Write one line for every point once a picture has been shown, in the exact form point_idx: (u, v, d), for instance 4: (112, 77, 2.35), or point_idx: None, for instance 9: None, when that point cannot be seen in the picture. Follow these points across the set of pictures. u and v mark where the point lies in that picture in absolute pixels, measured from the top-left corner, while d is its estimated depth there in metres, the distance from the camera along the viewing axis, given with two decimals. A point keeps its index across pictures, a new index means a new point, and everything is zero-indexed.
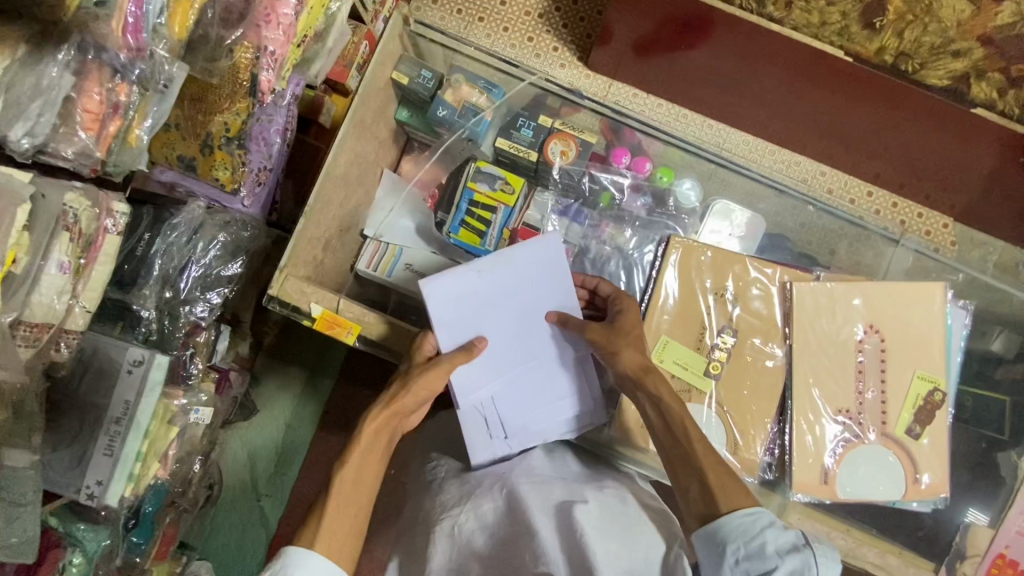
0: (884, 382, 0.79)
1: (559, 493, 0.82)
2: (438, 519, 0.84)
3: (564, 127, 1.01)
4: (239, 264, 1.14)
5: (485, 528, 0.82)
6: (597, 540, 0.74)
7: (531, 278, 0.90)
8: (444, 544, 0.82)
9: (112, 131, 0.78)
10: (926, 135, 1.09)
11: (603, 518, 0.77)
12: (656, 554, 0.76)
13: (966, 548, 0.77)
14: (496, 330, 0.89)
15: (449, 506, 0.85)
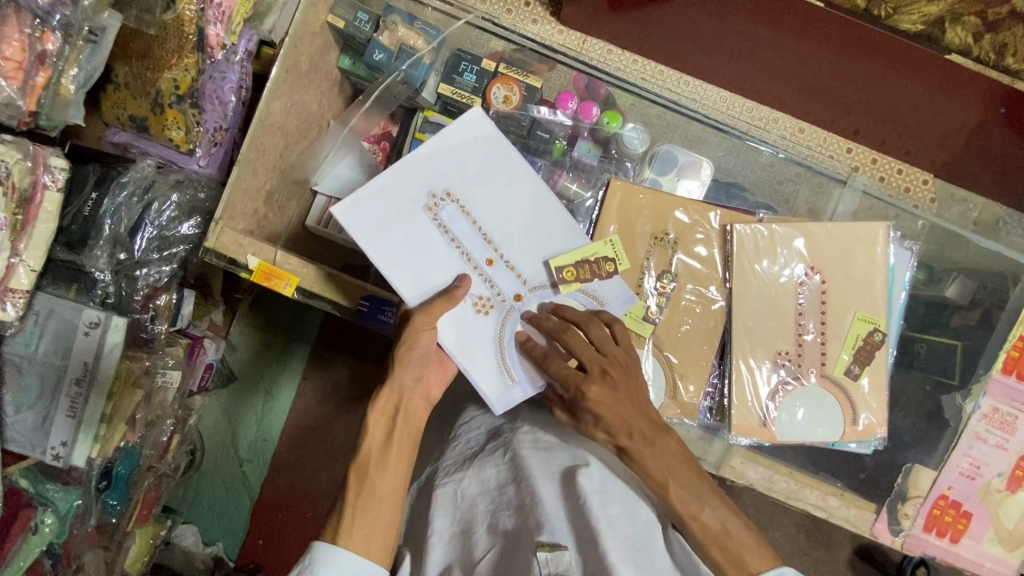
0: (824, 323, 0.79)
1: (563, 457, 0.77)
2: (440, 484, 0.80)
3: (510, 71, 0.91)
4: (194, 224, 1.11)
5: (488, 492, 0.76)
6: (599, 505, 0.69)
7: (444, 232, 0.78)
8: (445, 507, 0.76)
9: (40, 82, 0.78)
10: (901, 87, 1.05)
11: (603, 483, 0.73)
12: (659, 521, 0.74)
13: (907, 490, 0.80)
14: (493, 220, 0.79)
15: (450, 471, 0.81)
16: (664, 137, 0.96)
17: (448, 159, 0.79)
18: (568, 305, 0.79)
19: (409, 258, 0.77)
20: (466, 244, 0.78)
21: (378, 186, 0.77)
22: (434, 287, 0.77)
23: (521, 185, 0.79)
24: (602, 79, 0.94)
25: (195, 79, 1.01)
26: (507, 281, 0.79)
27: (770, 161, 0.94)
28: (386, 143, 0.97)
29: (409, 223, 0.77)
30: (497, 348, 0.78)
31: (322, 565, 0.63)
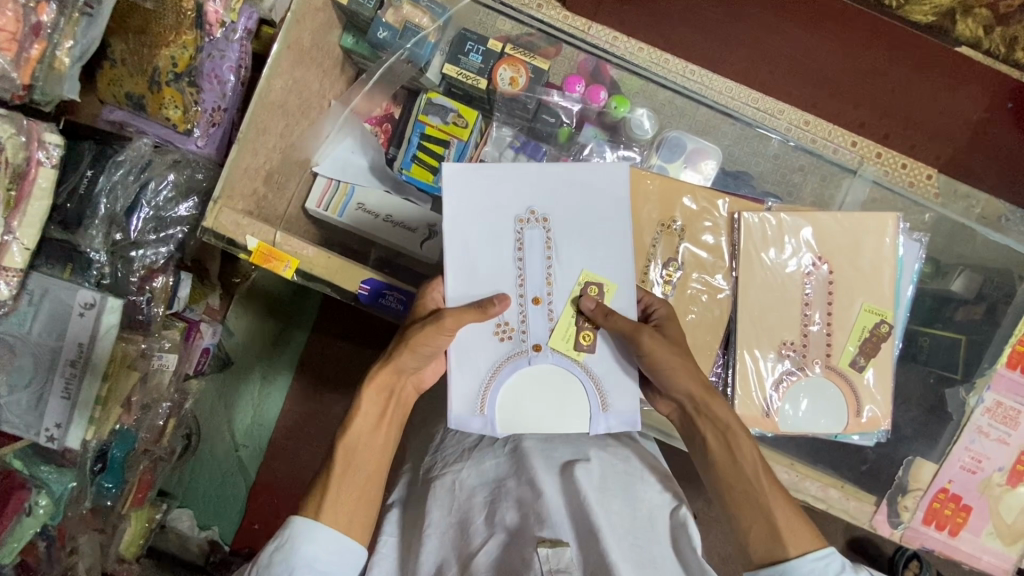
0: (830, 315, 0.78)
1: (563, 450, 0.79)
2: (439, 475, 0.80)
3: (516, 52, 0.89)
4: (192, 204, 1.09)
5: (486, 485, 0.76)
6: (598, 501, 0.70)
7: (511, 253, 0.75)
8: (443, 497, 0.76)
9: (34, 54, 0.76)
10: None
11: (603, 477, 0.74)
12: (663, 517, 0.73)
13: (908, 482, 0.80)
14: (566, 261, 0.76)
15: (449, 462, 0.81)
16: (671, 124, 0.94)
17: (556, 185, 0.76)
18: (569, 387, 0.76)
19: (471, 258, 0.75)
20: (531, 274, 0.76)
21: (474, 183, 0.75)
22: (472, 289, 0.75)
23: (612, 255, 0.75)
24: (609, 62, 0.93)
25: (193, 58, 1.00)
26: (539, 327, 0.76)
27: (777, 151, 0.93)
28: (388, 125, 0.97)
29: (493, 224, 0.76)
30: (492, 378, 0.75)
31: (304, 540, 0.64)
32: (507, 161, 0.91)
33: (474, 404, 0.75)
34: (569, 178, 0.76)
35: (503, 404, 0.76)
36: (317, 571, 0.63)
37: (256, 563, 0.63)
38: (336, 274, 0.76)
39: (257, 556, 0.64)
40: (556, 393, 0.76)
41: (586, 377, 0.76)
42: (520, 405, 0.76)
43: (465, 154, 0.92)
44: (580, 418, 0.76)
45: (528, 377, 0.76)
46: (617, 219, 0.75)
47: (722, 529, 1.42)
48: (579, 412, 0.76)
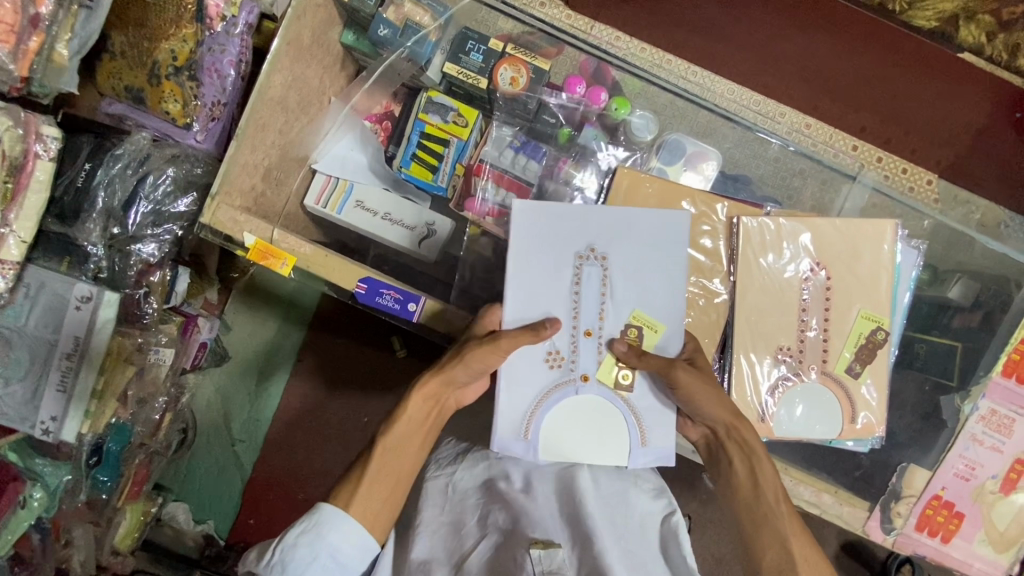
0: (827, 320, 0.78)
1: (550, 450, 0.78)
2: (430, 477, 0.80)
3: (517, 52, 0.89)
4: (190, 200, 1.07)
5: (478, 486, 0.76)
6: (591, 505, 0.71)
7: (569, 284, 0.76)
8: (435, 498, 0.77)
9: (33, 46, 0.76)
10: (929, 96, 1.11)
11: (596, 485, 0.75)
12: (653, 523, 0.74)
13: (901, 489, 0.80)
14: (620, 299, 0.77)
15: (441, 465, 0.81)
16: (670, 125, 0.93)
17: (620, 226, 0.76)
18: (611, 421, 0.77)
19: (529, 284, 0.76)
20: (586, 306, 0.77)
21: (540, 213, 0.76)
22: (527, 314, 0.76)
23: (666, 299, 0.76)
24: (611, 64, 0.93)
25: (193, 52, 1.00)
26: (589, 359, 0.77)
27: (776, 155, 0.92)
28: (388, 123, 0.96)
29: (555, 257, 0.77)
30: (538, 405, 0.77)
31: (329, 527, 0.64)
32: (506, 161, 0.89)
33: (518, 430, 0.77)
34: (630, 222, 0.76)
35: (547, 430, 0.77)
36: (339, 559, 0.64)
37: (278, 545, 0.63)
38: (333, 272, 0.75)
39: (278, 536, 0.64)
40: (599, 425, 0.77)
41: (629, 412, 0.77)
42: (564, 433, 0.77)
43: (464, 154, 0.92)
44: (619, 452, 0.78)
45: (572, 406, 0.78)
46: (675, 264, 0.76)
47: (717, 530, 1.43)
48: (619, 447, 0.78)
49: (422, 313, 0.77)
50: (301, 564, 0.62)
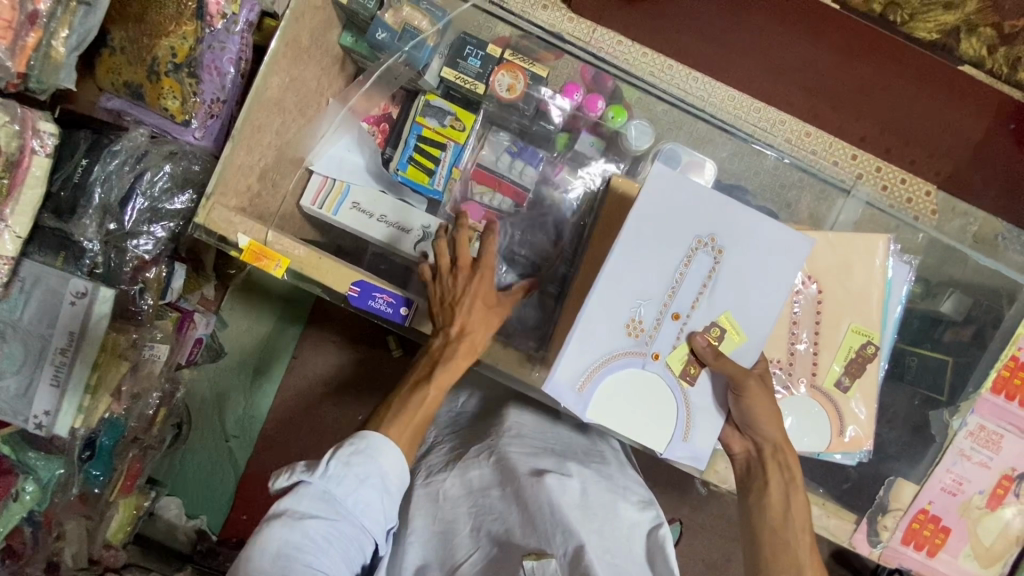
0: (817, 334, 0.78)
1: (546, 462, 0.80)
2: (421, 484, 0.83)
3: (515, 58, 0.89)
4: (187, 198, 1.07)
5: (469, 494, 0.78)
6: (580, 521, 0.70)
7: (669, 266, 0.72)
8: (426, 505, 0.79)
9: (30, 43, 0.76)
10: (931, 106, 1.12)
11: (584, 493, 0.76)
12: (640, 534, 0.74)
13: (888, 502, 0.80)
14: (717, 296, 0.73)
15: (435, 472, 0.83)
16: (669, 136, 0.96)
17: (742, 222, 0.72)
18: (666, 405, 0.73)
19: (635, 256, 0.72)
20: (683, 294, 0.73)
21: (676, 185, 0.71)
22: (619, 280, 0.72)
23: (760, 303, 0.73)
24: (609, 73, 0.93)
25: (193, 48, 1.01)
26: (666, 340, 0.73)
27: (771, 167, 0.94)
28: (385, 125, 0.97)
29: (670, 232, 0.72)
30: (605, 363, 0.73)
31: (381, 452, 0.66)
32: (502, 166, 0.90)
33: (577, 379, 0.73)
34: (756, 221, 0.72)
35: (603, 391, 0.73)
36: (385, 485, 0.66)
37: (330, 462, 0.64)
38: (326, 274, 0.75)
39: (330, 453, 0.65)
40: (652, 405, 0.74)
41: (684, 405, 0.74)
42: (614, 399, 0.73)
43: (461, 157, 0.92)
44: (661, 434, 0.74)
45: (635, 378, 0.73)
46: (783, 277, 0.71)
47: (707, 535, 1.44)
48: (663, 429, 0.74)
49: (412, 317, 0.76)
50: (353, 483, 0.64)
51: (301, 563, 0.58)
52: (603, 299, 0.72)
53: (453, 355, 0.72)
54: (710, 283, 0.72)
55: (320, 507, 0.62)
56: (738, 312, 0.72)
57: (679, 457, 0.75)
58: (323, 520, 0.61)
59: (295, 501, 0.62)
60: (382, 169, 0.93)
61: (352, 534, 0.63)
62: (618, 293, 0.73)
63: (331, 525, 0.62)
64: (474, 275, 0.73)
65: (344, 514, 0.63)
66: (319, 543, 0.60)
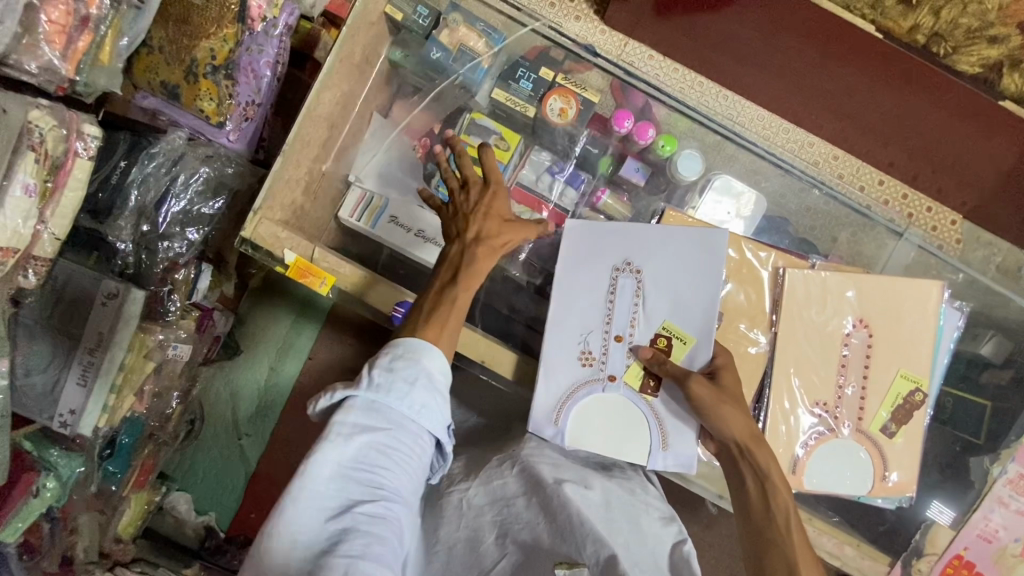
0: (866, 378, 0.78)
1: (566, 472, 0.77)
2: (446, 493, 0.79)
3: (568, 82, 0.90)
4: (221, 202, 1.08)
5: (494, 503, 0.76)
6: (606, 531, 0.69)
7: (607, 294, 0.79)
8: (450, 514, 0.76)
9: (82, 46, 0.75)
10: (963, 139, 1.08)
11: (607, 505, 0.74)
12: (663, 548, 0.71)
13: (924, 547, 0.80)
14: (654, 308, 0.78)
15: (457, 481, 0.80)
16: (721, 167, 0.94)
17: (643, 240, 0.79)
18: (634, 418, 0.77)
19: (568, 294, 0.80)
20: (620, 315, 0.79)
21: (592, 225, 0.81)
22: (566, 316, 0.80)
23: (695, 310, 0.77)
24: (662, 103, 0.94)
25: (232, 51, 0.99)
26: (618, 360, 0.78)
27: (816, 201, 0.95)
28: (428, 139, 0.92)
29: (591, 267, 0.80)
30: (568, 396, 0.78)
31: (423, 353, 0.62)
32: (544, 185, 0.89)
33: (550, 413, 0.78)
34: (664, 239, 0.79)
35: (575, 418, 0.78)
36: (436, 385, 0.63)
37: (373, 373, 0.60)
38: (370, 293, 0.75)
39: (369, 364, 0.61)
40: (623, 418, 0.78)
41: (651, 415, 0.77)
42: (590, 423, 0.78)
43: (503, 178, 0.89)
44: (638, 448, 0.77)
45: (603, 401, 0.78)
46: (703, 278, 0.76)
47: (717, 555, 1.43)
48: (639, 443, 0.78)
49: (456, 341, 0.77)
50: (404, 390, 0.60)
51: (356, 482, 0.57)
52: (551, 342, 0.79)
53: (475, 261, 0.70)
54: (639, 300, 0.78)
55: (371, 418, 0.59)
56: (675, 317, 0.77)
57: (663, 464, 0.77)
58: (377, 433, 0.58)
59: (343, 417, 0.58)
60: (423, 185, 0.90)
61: (407, 444, 0.60)
62: (561, 333, 0.80)
63: (385, 437, 0.59)
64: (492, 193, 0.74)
65: (398, 423, 0.60)
66: (378, 456, 0.58)
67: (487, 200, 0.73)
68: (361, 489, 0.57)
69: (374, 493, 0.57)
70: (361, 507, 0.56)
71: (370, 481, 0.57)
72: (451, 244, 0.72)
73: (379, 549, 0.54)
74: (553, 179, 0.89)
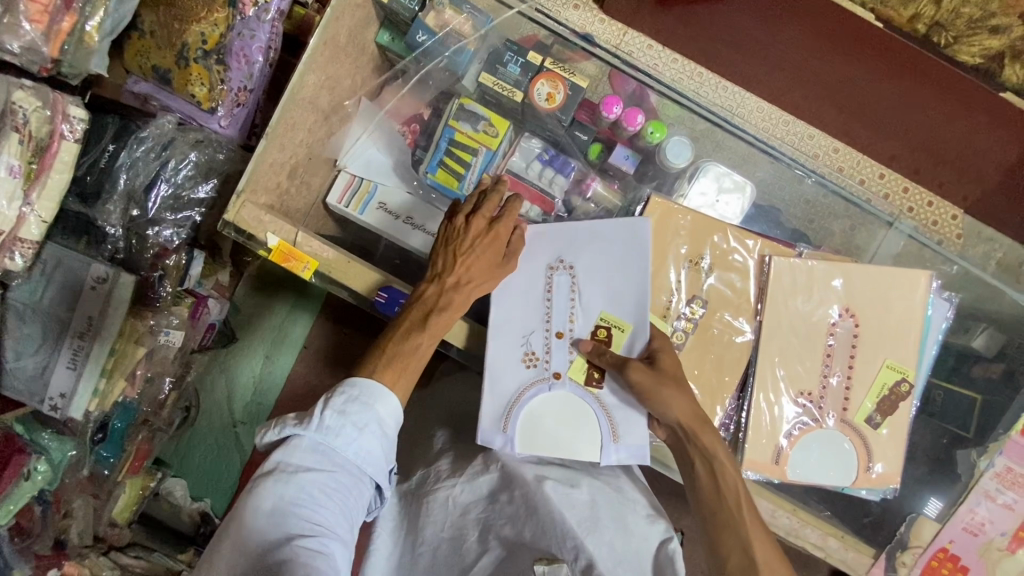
0: (851, 369, 0.77)
1: (552, 471, 0.76)
2: (431, 490, 0.78)
3: (556, 67, 0.89)
4: (212, 186, 1.07)
5: (479, 501, 0.74)
6: (586, 533, 0.68)
7: (546, 291, 0.78)
8: (435, 513, 0.75)
9: (64, 27, 0.77)
10: (965, 133, 1.18)
11: (592, 505, 0.72)
12: (647, 547, 0.70)
13: (908, 539, 0.80)
14: (591, 300, 0.78)
15: (443, 477, 0.78)
16: (709, 155, 0.94)
17: (578, 240, 0.79)
18: (582, 415, 0.77)
19: (506, 297, 0.78)
20: (559, 311, 0.78)
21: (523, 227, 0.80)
22: (509, 318, 0.78)
23: (630, 296, 0.77)
24: (652, 88, 0.94)
25: (223, 36, 0.99)
26: (561, 357, 0.78)
27: (810, 191, 0.94)
28: (416, 126, 0.93)
29: (526, 266, 0.79)
30: (515, 400, 0.77)
31: (376, 399, 0.63)
32: (533, 173, 0.89)
33: (498, 421, 0.78)
34: (592, 234, 0.78)
35: (525, 423, 0.78)
36: (385, 430, 0.63)
37: (322, 412, 0.61)
38: (354, 279, 0.75)
39: (321, 404, 0.62)
40: (571, 418, 0.77)
41: (598, 407, 0.77)
42: (540, 429, 0.77)
43: (492, 163, 0.89)
44: (591, 445, 0.77)
45: (551, 402, 0.78)
46: (636, 270, 0.76)
47: None
48: (591, 439, 0.77)
49: None
50: (352, 431, 0.61)
51: (295, 518, 0.57)
52: (492, 349, 0.78)
53: (446, 306, 0.71)
54: (576, 294, 0.78)
55: (316, 457, 0.60)
56: (612, 305, 0.77)
57: (616, 457, 0.77)
58: (320, 472, 0.60)
59: (289, 453, 0.60)
60: (413, 170, 0.91)
61: (352, 485, 0.61)
62: (501, 338, 0.78)
63: (327, 476, 0.60)
64: (490, 233, 0.73)
65: (341, 463, 0.61)
66: (321, 496, 0.59)
67: (470, 245, 0.73)
68: (299, 524, 0.57)
69: (313, 529, 0.57)
70: (299, 542, 0.56)
71: (309, 517, 0.58)
72: (427, 284, 0.73)
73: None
74: (543, 166, 0.89)
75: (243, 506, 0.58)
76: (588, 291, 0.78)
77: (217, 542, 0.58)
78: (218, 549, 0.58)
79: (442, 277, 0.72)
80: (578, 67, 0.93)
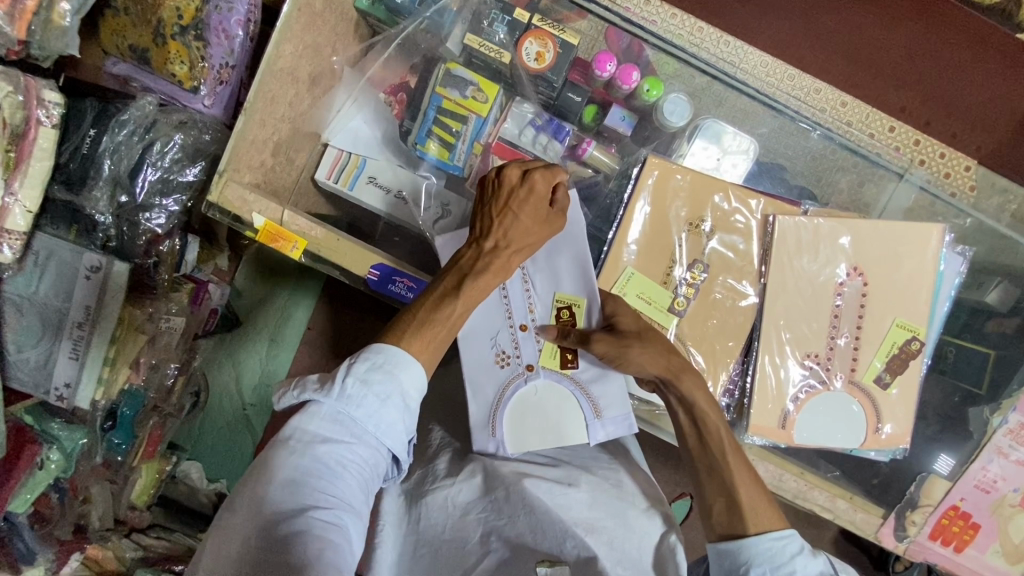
0: (859, 329, 0.75)
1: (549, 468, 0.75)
2: (428, 492, 0.74)
3: (545, 25, 0.85)
4: (199, 169, 1.03)
5: (479, 499, 0.72)
6: (587, 531, 0.68)
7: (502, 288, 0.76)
8: (434, 517, 0.72)
9: (30, 6, 0.75)
10: (976, 79, 1.13)
11: (593, 502, 0.71)
12: (650, 545, 0.69)
13: (919, 498, 0.79)
14: (543, 285, 0.76)
15: (440, 477, 0.75)
16: (708, 110, 0.92)
17: None
18: (563, 399, 0.77)
19: None
20: (515, 303, 0.76)
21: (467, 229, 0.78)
22: (472, 323, 0.77)
23: (579, 271, 0.75)
24: (646, 42, 0.90)
25: (199, 10, 0.94)
26: (531, 348, 0.77)
27: (816, 146, 0.91)
28: (402, 95, 0.92)
29: None
30: (496, 402, 0.77)
31: (399, 367, 0.60)
32: (527, 140, 0.86)
33: (485, 426, 0.77)
34: None
35: (510, 422, 0.77)
36: (408, 401, 0.60)
37: (344, 379, 0.58)
38: (344, 257, 0.73)
39: (343, 370, 0.59)
40: (553, 405, 0.77)
41: (575, 387, 0.76)
42: (526, 422, 0.77)
43: (483, 131, 0.87)
44: (577, 426, 0.77)
45: (532, 395, 0.77)
46: (578, 247, 0.75)
47: None
48: (576, 420, 0.77)
49: None
50: (373, 403, 0.58)
51: (312, 488, 0.56)
52: (463, 357, 0.78)
53: (482, 268, 0.68)
54: (529, 282, 0.76)
55: (334, 427, 0.58)
56: (565, 286, 0.75)
57: (603, 433, 0.77)
58: (337, 443, 0.57)
59: (306, 420, 0.58)
60: (401, 143, 0.89)
61: (368, 455, 0.59)
62: (470, 342, 0.77)
63: (345, 447, 0.58)
64: (528, 190, 0.70)
65: (360, 436, 0.58)
66: (338, 466, 0.57)
67: (503, 204, 0.69)
68: (315, 494, 0.55)
69: (329, 500, 0.56)
70: (315, 513, 0.54)
71: (326, 489, 0.56)
72: (466, 249, 0.71)
73: (329, 557, 0.52)
74: (536, 133, 0.86)
75: (261, 473, 0.56)
76: (539, 280, 0.76)
77: (236, 502, 0.57)
78: (233, 508, 0.56)
79: (480, 240, 0.70)
80: (574, 28, 0.89)
